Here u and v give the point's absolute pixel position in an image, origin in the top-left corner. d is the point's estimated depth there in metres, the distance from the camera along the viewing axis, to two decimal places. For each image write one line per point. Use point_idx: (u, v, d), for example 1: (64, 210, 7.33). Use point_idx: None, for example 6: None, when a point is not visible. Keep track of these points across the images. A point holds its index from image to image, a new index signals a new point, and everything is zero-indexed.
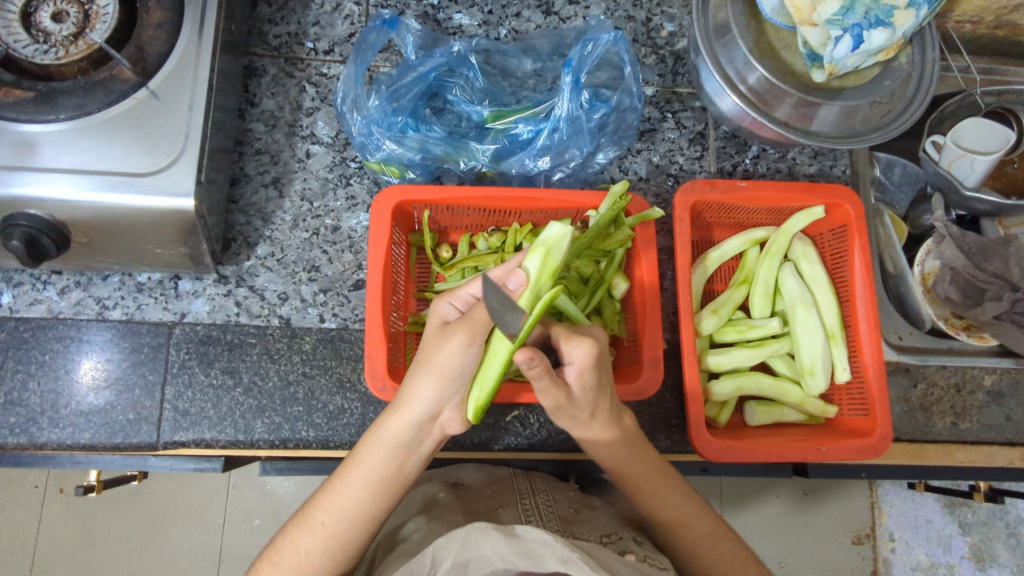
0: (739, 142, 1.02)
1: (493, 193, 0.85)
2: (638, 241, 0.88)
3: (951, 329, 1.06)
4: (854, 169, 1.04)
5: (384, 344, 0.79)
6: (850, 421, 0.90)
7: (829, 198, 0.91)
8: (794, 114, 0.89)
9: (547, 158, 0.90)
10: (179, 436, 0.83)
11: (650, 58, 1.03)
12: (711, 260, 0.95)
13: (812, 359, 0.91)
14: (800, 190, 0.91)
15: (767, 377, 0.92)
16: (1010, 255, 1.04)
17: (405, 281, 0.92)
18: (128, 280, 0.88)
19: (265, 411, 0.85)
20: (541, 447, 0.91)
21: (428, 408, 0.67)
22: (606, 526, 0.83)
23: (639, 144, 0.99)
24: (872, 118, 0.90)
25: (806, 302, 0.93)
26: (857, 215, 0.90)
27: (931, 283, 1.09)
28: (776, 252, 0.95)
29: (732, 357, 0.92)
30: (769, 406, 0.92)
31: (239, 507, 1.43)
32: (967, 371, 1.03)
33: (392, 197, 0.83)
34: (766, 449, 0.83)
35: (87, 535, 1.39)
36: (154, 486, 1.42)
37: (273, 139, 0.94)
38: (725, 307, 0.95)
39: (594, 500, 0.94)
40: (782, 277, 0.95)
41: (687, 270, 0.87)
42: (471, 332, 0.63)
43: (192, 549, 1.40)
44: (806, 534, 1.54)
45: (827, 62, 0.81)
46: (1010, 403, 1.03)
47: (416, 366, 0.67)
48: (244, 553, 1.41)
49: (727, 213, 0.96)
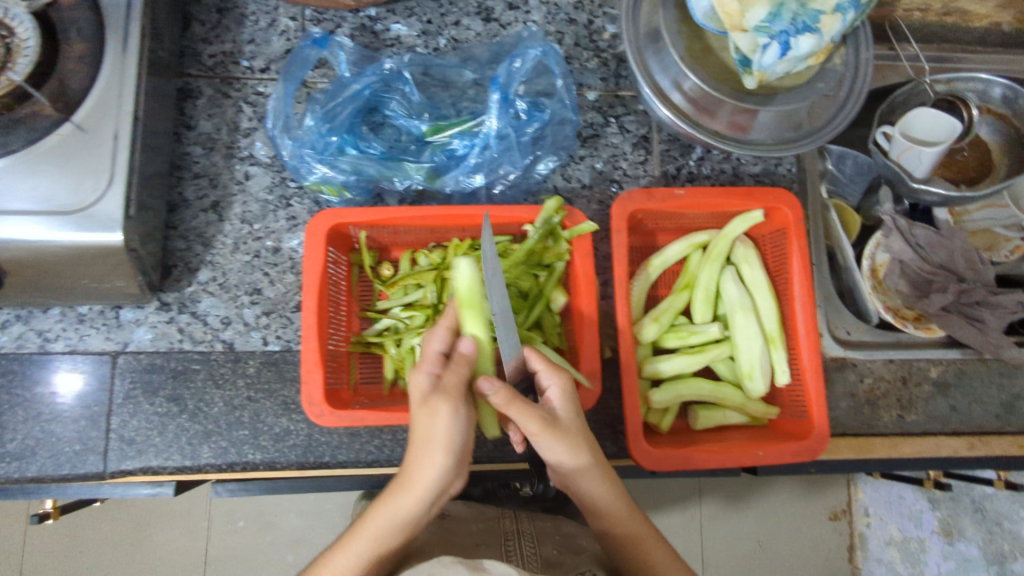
0: (683, 144, 1.02)
1: (428, 211, 0.83)
2: (575, 256, 0.85)
3: (899, 322, 1.07)
4: (800, 166, 1.05)
5: (319, 370, 0.78)
6: (790, 422, 0.92)
7: (768, 202, 0.91)
8: (726, 123, 0.88)
9: (480, 176, 0.88)
10: (127, 464, 0.84)
11: (592, 62, 1.02)
12: (654, 268, 0.96)
13: (750, 363, 0.92)
14: (736, 196, 0.91)
15: (707, 382, 0.94)
16: (956, 248, 1.07)
17: (346, 303, 0.91)
18: (69, 312, 0.88)
19: (212, 435, 0.86)
20: (488, 460, 0.92)
21: (433, 487, 0.65)
22: (585, 565, 0.83)
23: (582, 151, 1.00)
24: (807, 121, 0.89)
25: (745, 307, 0.94)
26: (795, 218, 0.90)
27: (881, 275, 1.11)
28: (717, 256, 0.96)
29: (672, 366, 0.93)
30: (711, 410, 0.94)
31: (222, 510, 1.45)
32: (914, 364, 1.06)
33: (326, 225, 0.81)
34: (704, 455, 0.84)
35: (73, 545, 1.42)
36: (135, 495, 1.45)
37: (211, 162, 0.93)
38: (666, 314, 0.95)
39: (577, 538, 0.93)
40: (723, 282, 0.96)
41: (624, 281, 0.87)
42: (455, 402, 0.64)
43: (178, 553, 1.43)
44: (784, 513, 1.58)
45: (756, 70, 0.81)
46: (955, 393, 1.05)
47: (415, 441, 0.65)
48: (229, 555, 1.44)
49: (669, 220, 0.97)
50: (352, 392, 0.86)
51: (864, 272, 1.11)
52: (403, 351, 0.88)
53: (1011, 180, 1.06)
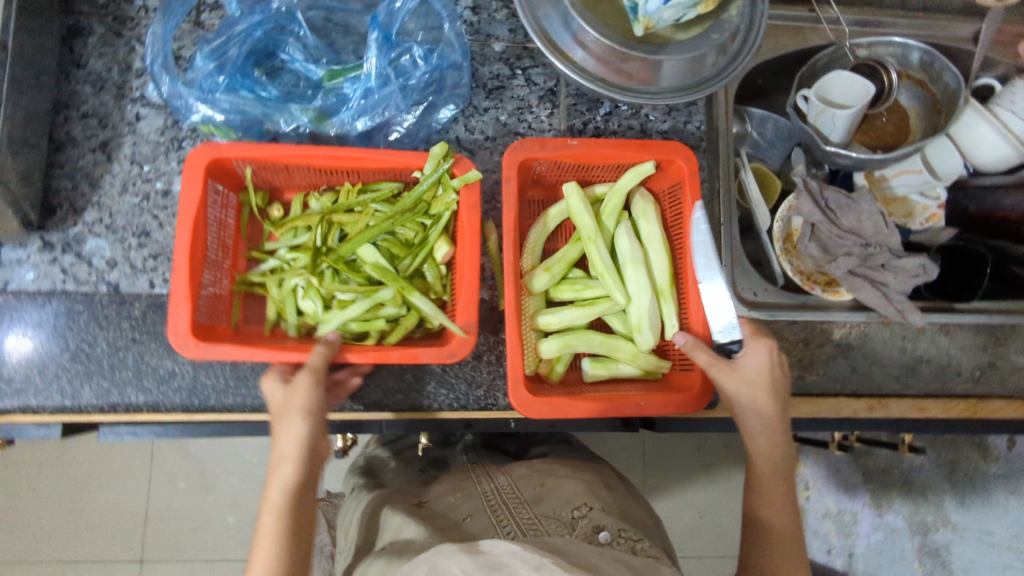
0: (590, 99, 1.01)
1: (313, 152, 0.82)
2: (461, 208, 0.83)
3: (806, 284, 1.09)
4: (709, 125, 1.05)
5: (188, 304, 0.76)
6: (680, 376, 0.92)
7: (661, 155, 0.90)
8: (613, 71, 0.88)
9: (365, 120, 0.87)
10: (4, 403, 0.84)
11: (501, 13, 1.01)
12: (549, 219, 0.95)
13: (640, 316, 0.92)
14: (631, 147, 0.90)
15: (598, 335, 0.93)
16: (862, 211, 1.07)
17: (232, 239, 0.91)
18: None
19: (94, 376, 0.85)
20: (378, 408, 0.90)
21: (299, 443, 0.74)
22: (573, 497, 0.85)
23: (486, 102, 0.99)
24: (697, 73, 0.89)
25: (636, 260, 0.93)
26: (689, 170, 0.90)
27: (794, 240, 1.12)
28: (611, 212, 0.95)
29: (561, 317, 0.93)
30: (603, 362, 0.94)
31: (163, 471, 1.51)
32: (818, 326, 1.06)
33: (204, 157, 0.79)
34: (586, 403, 0.84)
35: (12, 502, 1.48)
36: (76, 454, 1.51)
37: (101, 102, 0.92)
38: (559, 264, 0.95)
39: (558, 471, 0.95)
40: (616, 236, 0.95)
41: (512, 231, 0.86)
42: (314, 374, 0.76)
43: (117, 511, 1.50)
44: (722, 485, 1.58)
45: (642, 16, 0.81)
46: (856, 355, 1.06)
47: (280, 411, 0.75)
48: (168, 514, 1.51)
49: (567, 172, 0.95)
50: (231, 330, 0.86)
51: (777, 234, 1.12)
52: (281, 293, 0.89)
53: (922, 142, 1.04)
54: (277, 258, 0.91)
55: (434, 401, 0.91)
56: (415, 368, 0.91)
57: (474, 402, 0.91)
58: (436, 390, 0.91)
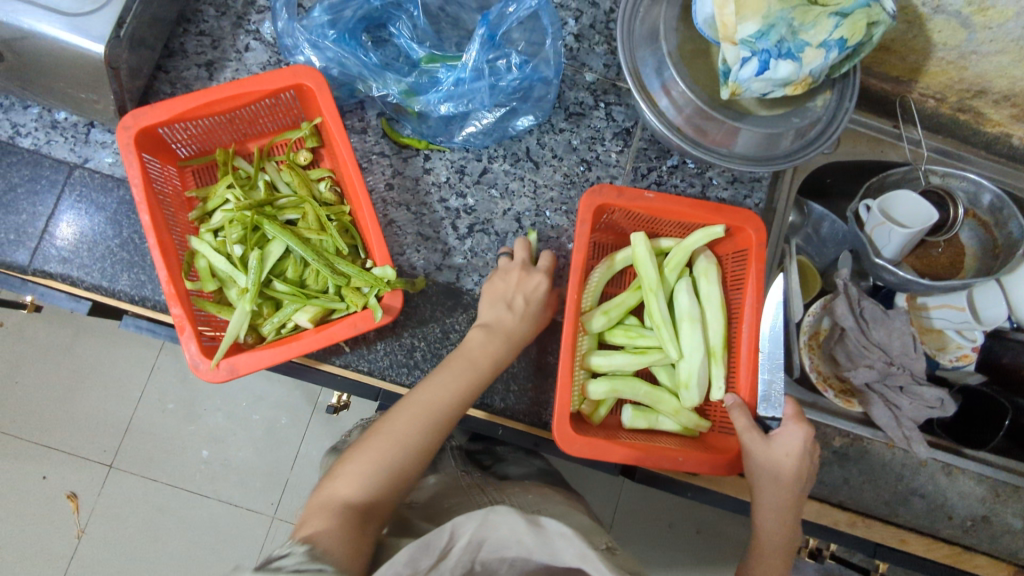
0: (661, 148, 1.04)
1: (342, 151, 0.86)
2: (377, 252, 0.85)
3: (820, 385, 1.10)
4: (769, 205, 1.06)
5: (136, 163, 0.85)
6: (719, 439, 0.93)
7: (731, 220, 0.92)
8: (689, 123, 0.92)
9: (450, 105, 0.93)
10: (50, 267, 0.89)
11: (600, 47, 1.06)
12: (615, 262, 0.98)
13: (689, 372, 0.93)
14: (704, 209, 0.92)
15: (644, 384, 0.95)
16: (895, 326, 1.05)
17: (262, 134, 1.01)
18: (47, 115, 0.94)
19: (134, 267, 0.90)
20: (380, 375, 0.92)
21: None
22: (581, 524, 0.89)
23: (564, 124, 1.03)
24: (768, 151, 0.91)
25: (693, 317, 0.95)
26: (757, 240, 0.91)
27: (821, 340, 1.14)
28: (674, 266, 0.98)
29: (613, 361, 0.95)
30: (644, 412, 0.95)
31: (156, 387, 1.60)
32: (821, 427, 1.05)
33: (283, 79, 0.86)
34: (622, 450, 0.84)
35: (13, 372, 1.58)
36: (85, 345, 1.60)
37: (219, 26, 0.99)
38: (616, 310, 0.97)
39: (547, 493, 0.99)
40: (676, 291, 0.98)
41: (579, 270, 0.87)
42: None
43: (104, 411, 1.58)
44: (682, 564, 1.55)
45: (732, 82, 0.83)
46: (852, 467, 1.04)
47: None
48: (147, 427, 1.58)
49: (636, 219, 0.98)
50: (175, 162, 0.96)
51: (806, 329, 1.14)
52: (220, 220, 0.96)
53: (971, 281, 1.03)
54: (257, 186, 0.99)
55: None
56: (424, 348, 0.93)
57: (470, 397, 0.92)
58: None
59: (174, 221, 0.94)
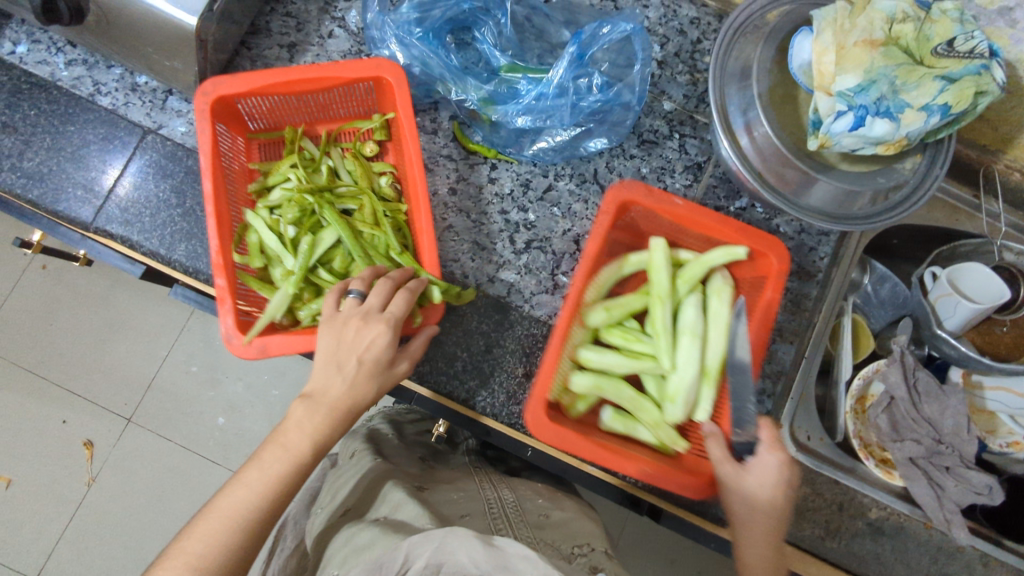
0: (731, 188, 1.01)
1: (408, 143, 0.84)
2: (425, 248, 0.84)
3: (862, 452, 1.05)
4: (833, 259, 1.06)
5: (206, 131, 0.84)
6: (694, 460, 0.88)
7: (756, 244, 0.89)
8: (772, 169, 0.89)
9: (528, 119, 0.92)
10: (111, 227, 0.89)
11: (682, 77, 1.04)
12: (627, 262, 0.95)
13: (678, 387, 0.90)
14: (732, 226, 0.90)
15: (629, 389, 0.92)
16: (950, 405, 1.02)
17: (333, 120, 1.01)
18: (128, 78, 0.95)
19: (193, 238, 0.90)
20: (418, 380, 0.91)
21: None
22: (577, 535, 0.84)
23: (635, 150, 1.01)
24: (846, 207, 0.88)
25: (695, 332, 0.92)
26: (779, 269, 0.88)
27: (867, 403, 1.08)
28: (689, 279, 0.95)
29: (603, 358, 0.92)
30: (623, 417, 0.91)
31: (183, 350, 1.62)
32: (857, 497, 1.02)
33: (364, 69, 0.85)
34: (597, 447, 0.80)
35: (48, 314, 1.60)
36: (121, 298, 1.62)
37: (306, 9, 0.99)
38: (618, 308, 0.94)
39: (562, 503, 0.96)
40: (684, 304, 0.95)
41: (591, 258, 0.85)
42: None
43: (130, 365, 1.60)
44: None
45: (822, 133, 0.80)
46: (885, 542, 1.01)
47: None
48: (170, 387, 1.60)
49: (656, 223, 0.95)
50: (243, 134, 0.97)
51: (854, 389, 1.09)
52: (278, 198, 0.96)
53: None
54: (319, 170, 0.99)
55: (471, 398, 0.91)
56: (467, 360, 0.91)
57: (505, 415, 0.91)
58: (477, 387, 0.91)
59: (232, 189, 0.94)
